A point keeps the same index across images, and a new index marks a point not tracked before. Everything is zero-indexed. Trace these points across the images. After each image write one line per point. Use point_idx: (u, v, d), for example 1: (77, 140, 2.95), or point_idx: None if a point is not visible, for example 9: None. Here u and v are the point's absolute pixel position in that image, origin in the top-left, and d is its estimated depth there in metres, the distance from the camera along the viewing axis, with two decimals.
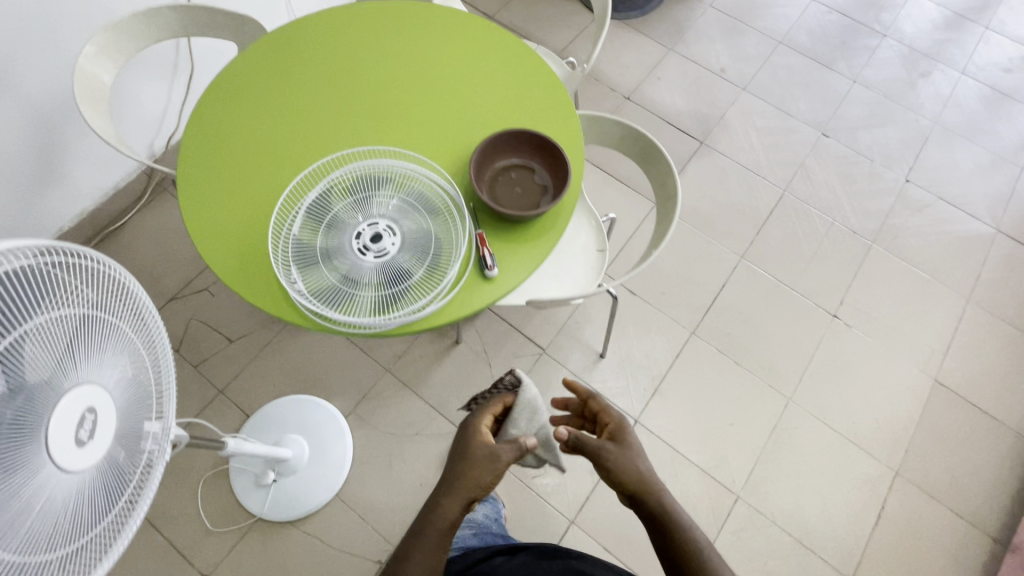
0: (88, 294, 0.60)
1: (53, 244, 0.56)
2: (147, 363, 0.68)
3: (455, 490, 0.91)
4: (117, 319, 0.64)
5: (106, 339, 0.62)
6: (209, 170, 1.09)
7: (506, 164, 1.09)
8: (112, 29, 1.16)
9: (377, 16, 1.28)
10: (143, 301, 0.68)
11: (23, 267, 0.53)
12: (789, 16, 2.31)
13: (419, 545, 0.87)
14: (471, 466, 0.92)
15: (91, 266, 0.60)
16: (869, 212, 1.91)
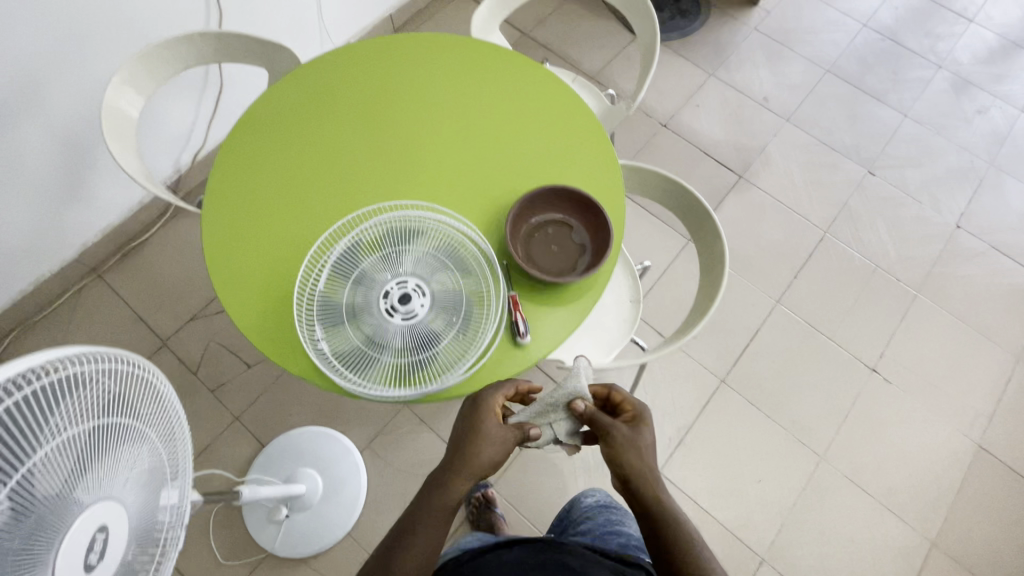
0: (97, 400, 0.55)
1: (50, 360, 0.51)
2: (162, 446, 0.65)
3: (465, 473, 0.84)
4: (130, 414, 0.60)
5: (121, 439, 0.58)
6: (235, 210, 1.05)
7: (542, 220, 1.03)
8: (143, 58, 1.13)
9: (417, 49, 1.21)
10: (156, 384, 0.64)
11: (20, 396, 0.48)
12: (838, 43, 2.20)
13: (426, 528, 0.82)
14: (485, 451, 0.84)
15: (95, 368, 0.56)
16: (916, 258, 1.81)
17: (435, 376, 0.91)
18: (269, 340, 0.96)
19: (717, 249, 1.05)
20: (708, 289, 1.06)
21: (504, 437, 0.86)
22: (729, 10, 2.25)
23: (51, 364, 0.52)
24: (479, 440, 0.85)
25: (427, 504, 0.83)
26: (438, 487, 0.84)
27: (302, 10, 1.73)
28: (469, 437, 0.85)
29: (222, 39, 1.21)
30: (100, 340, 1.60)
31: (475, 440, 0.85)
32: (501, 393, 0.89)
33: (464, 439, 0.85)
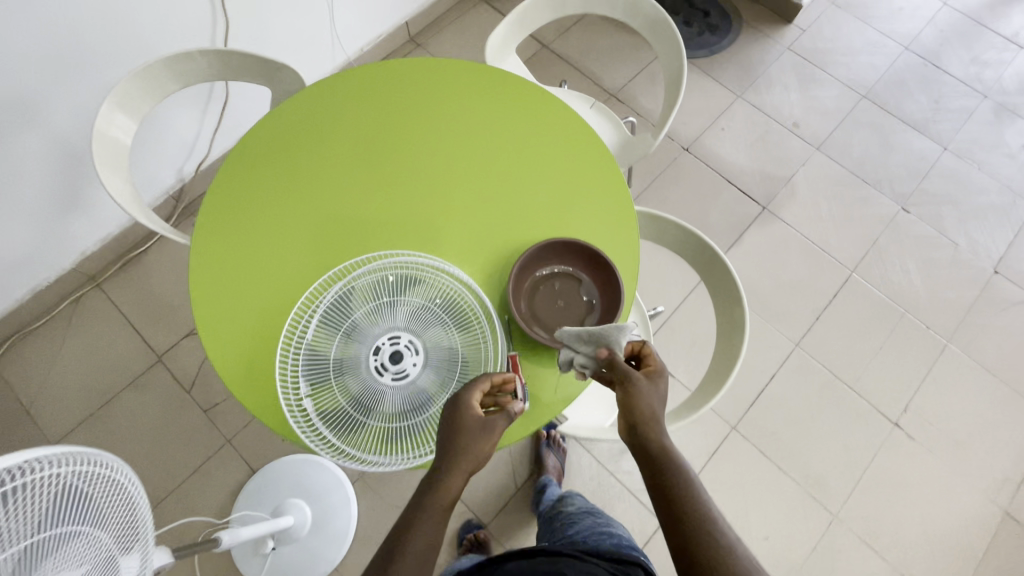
0: (40, 503, 0.51)
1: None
2: (116, 525, 0.62)
3: (454, 471, 0.73)
4: (77, 505, 0.55)
5: (70, 536, 0.54)
6: (224, 245, 0.99)
7: (548, 274, 0.96)
8: (139, 78, 1.07)
9: (427, 76, 1.14)
10: (107, 465, 0.60)
11: None
12: (876, 66, 2.07)
13: (418, 532, 0.70)
14: (476, 445, 0.74)
15: (39, 467, 0.51)
16: (949, 305, 1.71)
17: (425, 443, 0.86)
18: (253, 391, 0.91)
19: (735, 315, 0.99)
20: (725, 358, 0.99)
21: (492, 427, 0.75)
22: (761, 27, 2.13)
23: (12, 469, 0.49)
24: (464, 434, 0.74)
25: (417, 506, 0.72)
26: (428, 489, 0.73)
27: (313, 18, 1.66)
28: (453, 433, 0.75)
29: (222, 58, 1.15)
30: (95, 353, 1.57)
31: (460, 433, 0.74)
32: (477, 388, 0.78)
33: (449, 435, 0.75)
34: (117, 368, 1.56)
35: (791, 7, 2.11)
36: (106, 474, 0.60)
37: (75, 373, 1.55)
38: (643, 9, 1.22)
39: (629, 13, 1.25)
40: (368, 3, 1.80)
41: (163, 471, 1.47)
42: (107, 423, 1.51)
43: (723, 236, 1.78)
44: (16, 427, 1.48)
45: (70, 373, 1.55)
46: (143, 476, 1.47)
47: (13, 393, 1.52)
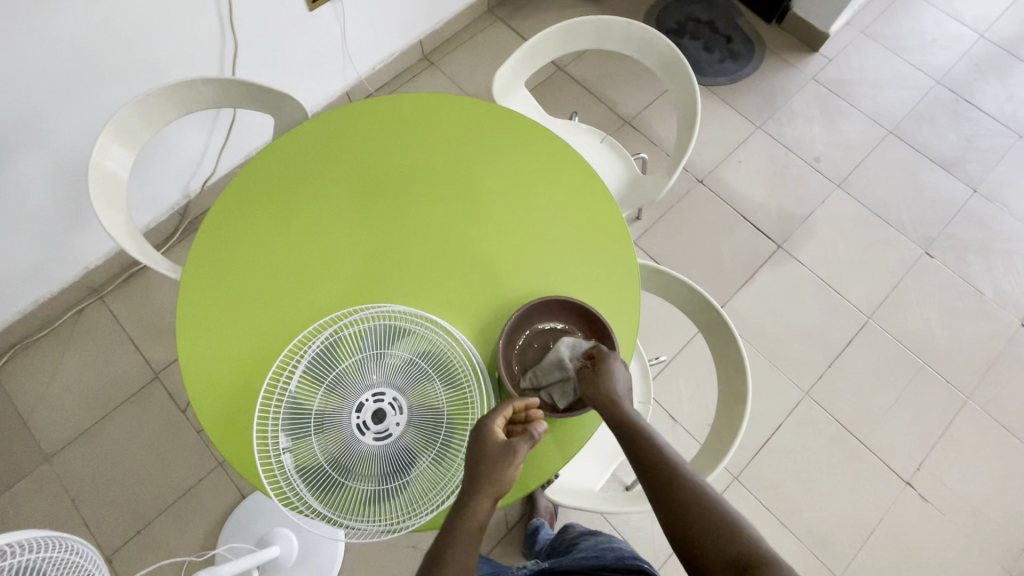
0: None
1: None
2: None
3: (481, 497, 0.74)
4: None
5: None
6: (215, 286, 0.97)
7: (542, 331, 0.93)
8: (139, 105, 1.05)
9: (433, 113, 1.12)
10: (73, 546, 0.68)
11: None
12: (905, 100, 1.99)
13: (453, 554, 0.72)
14: (501, 472, 0.75)
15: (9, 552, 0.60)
16: (968, 358, 1.64)
17: (406, 508, 0.82)
18: (236, 439, 0.90)
19: (737, 386, 0.95)
20: (724, 430, 0.95)
21: (513, 450, 0.75)
22: (785, 55, 2.07)
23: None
24: (484, 460, 0.75)
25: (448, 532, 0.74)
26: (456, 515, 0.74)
27: (325, 38, 1.65)
28: (475, 460, 0.76)
29: (224, 87, 1.14)
30: (94, 366, 1.57)
31: (482, 460, 0.75)
32: (495, 414, 0.78)
33: (472, 463, 0.76)
34: (114, 383, 1.56)
35: (818, 36, 2.04)
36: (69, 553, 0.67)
37: (73, 386, 1.55)
38: (657, 47, 1.19)
39: (642, 52, 1.22)
40: (382, 22, 1.78)
41: (154, 491, 1.47)
42: (102, 439, 1.50)
43: (736, 274, 1.72)
44: (12, 439, 1.49)
45: (68, 387, 1.55)
46: (133, 495, 1.46)
47: (11, 404, 1.52)
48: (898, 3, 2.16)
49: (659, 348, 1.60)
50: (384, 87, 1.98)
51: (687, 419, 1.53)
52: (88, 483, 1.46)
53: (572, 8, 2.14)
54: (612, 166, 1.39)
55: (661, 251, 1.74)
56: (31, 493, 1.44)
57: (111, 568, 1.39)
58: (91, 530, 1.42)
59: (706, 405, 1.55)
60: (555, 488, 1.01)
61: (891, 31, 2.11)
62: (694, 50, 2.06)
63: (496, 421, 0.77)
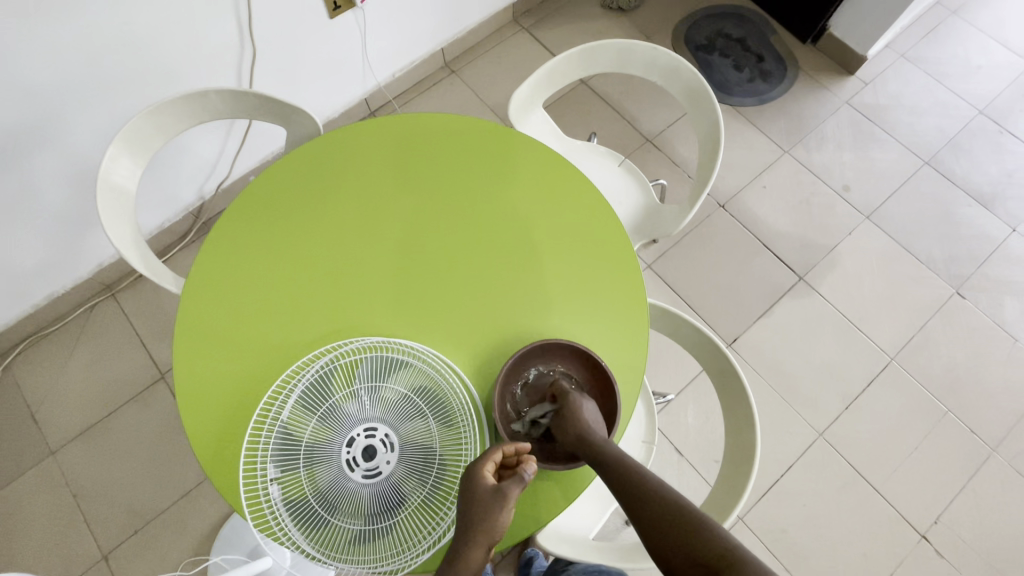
0: None
1: None
2: None
3: (474, 543, 0.72)
4: None
5: None
6: (215, 304, 0.96)
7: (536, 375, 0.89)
8: (152, 114, 1.05)
9: (448, 136, 1.10)
10: None
11: None
12: (944, 129, 1.90)
13: None
14: (492, 521, 0.72)
15: None
16: (997, 408, 1.56)
17: (391, 550, 0.79)
18: (226, 463, 0.88)
19: (747, 443, 0.92)
20: (729, 487, 0.92)
21: (504, 497, 0.72)
22: (819, 77, 1.99)
23: None
24: (478, 511, 0.72)
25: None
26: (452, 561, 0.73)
27: (345, 45, 1.63)
28: (471, 510, 0.72)
29: (238, 99, 1.13)
30: (102, 363, 1.59)
31: (470, 509, 0.72)
32: (481, 462, 0.73)
33: (463, 509, 0.73)
34: (121, 381, 1.57)
35: (855, 58, 1.95)
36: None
37: (81, 381, 1.57)
38: (682, 74, 1.16)
39: (667, 78, 1.18)
40: (403, 30, 1.76)
41: (152, 492, 1.47)
42: (105, 436, 1.52)
43: (753, 305, 1.66)
44: (19, 430, 1.51)
45: (76, 381, 1.57)
46: (132, 494, 1.47)
47: (21, 395, 1.55)
48: (943, 26, 2.06)
49: (668, 378, 1.56)
50: (403, 94, 1.96)
51: (693, 453, 1.49)
52: (89, 479, 1.47)
53: (599, 19, 2.09)
54: (629, 192, 1.35)
55: (676, 276, 1.69)
56: (34, 485, 1.46)
57: (107, 566, 1.40)
58: (89, 526, 1.43)
59: (713, 440, 1.50)
60: (547, 531, 1.00)
61: (933, 55, 2.01)
62: (723, 68, 2.00)
63: (483, 469, 0.73)
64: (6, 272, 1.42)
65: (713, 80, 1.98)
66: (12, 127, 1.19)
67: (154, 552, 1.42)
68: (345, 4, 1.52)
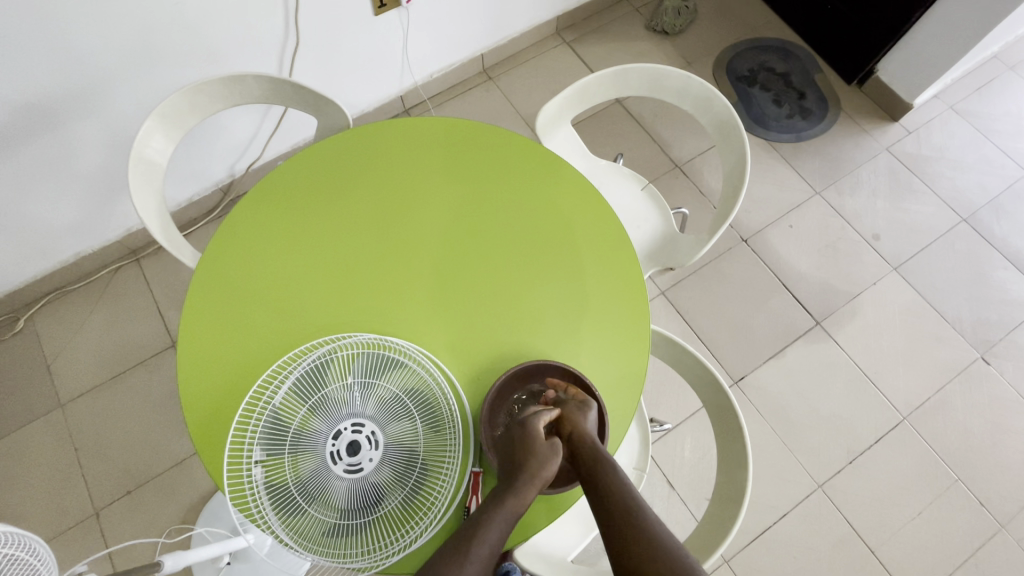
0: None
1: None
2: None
3: (505, 508, 0.72)
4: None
5: None
6: (225, 286, 0.97)
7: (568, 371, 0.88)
8: (191, 91, 1.09)
9: (474, 143, 1.11)
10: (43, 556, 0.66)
11: None
12: (986, 187, 1.83)
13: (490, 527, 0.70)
14: (534, 453, 0.76)
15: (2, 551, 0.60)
16: (1012, 486, 1.49)
17: (361, 549, 0.80)
18: (215, 442, 0.89)
19: (738, 485, 0.90)
20: (714, 527, 0.89)
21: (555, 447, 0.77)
22: (860, 120, 1.95)
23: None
24: (536, 455, 0.76)
25: (485, 516, 0.71)
26: (495, 503, 0.72)
27: (386, 44, 1.67)
28: (518, 475, 0.74)
29: (274, 85, 1.16)
30: (118, 325, 1.64)
31: (518, 446, 0.77)
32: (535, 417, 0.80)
33: (520, 451, 0.77)
34: (134, 345, 1.62)
35: (899, 105, 1.91)
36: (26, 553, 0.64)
37: (96, 341, 1.62)
38: (714, 106, 1.14)
39: (698, 108, 1.17)
40: (446, 33, 1.79)
41: (148, 456, 1.51)
42: (112, 395, 1.56)
43: (765, 345, 1.63)
44: (33, 380, 1.57)
45: (90, 340, 1.62)
46: (128, 455, 1.50)
47: (40, 346, 1.61)
48: (997, 81, 2.00)
49: (668, 408, 1.53)
50: (438, 95, 1.99)
51: (684, 487, 1.46)
52: (92, 435, 1.52)
53: (642, 41, 2.09)
54: (648, 218, 1.33)
55: (688, 305, 1.67)
56: (37, 435, 1.51)
57: (97, 523, 1.44)
58: (86, 481, 1.48)
59: (707, 477, 1.47)
60: (526, 547, 0.99)
61: (984, 109, 1.95)
62: (762, 101, 1.97)
63: (537, 422, 0.79)
64: (40, 226, 1.49)
65: (750, 112, 1.95)
66: (61, 89, 1.25)
67: (141, 515, 1.45)
68: (391, 3, 1.55)
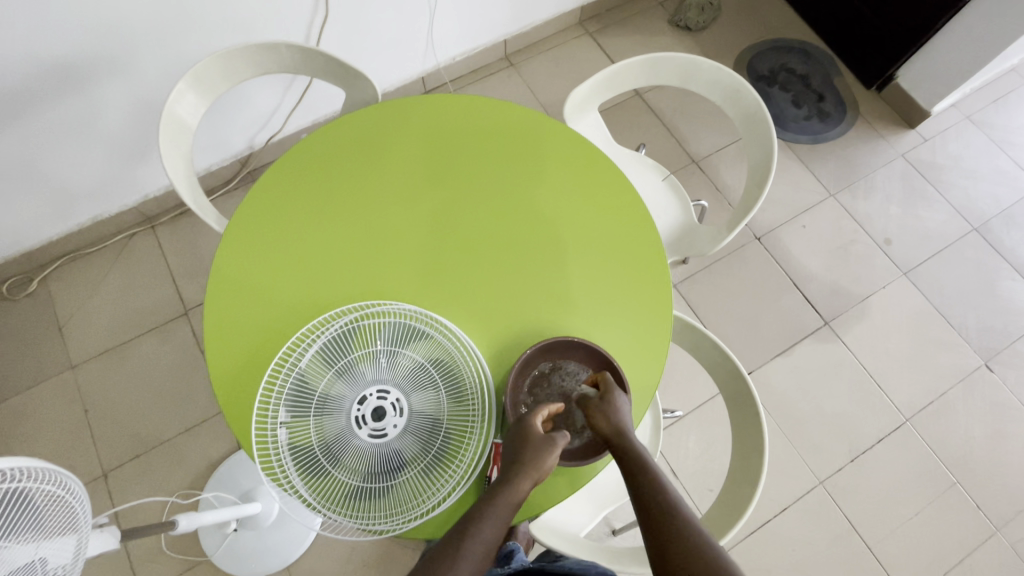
0: (31, 509, 0.59)
1: (43, 467, 0.59)
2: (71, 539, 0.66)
3: (501, 503, 0.74)
4: (43, 529, 0.61)
5: (34, 536, 0.60)
6: (252, 252, 0.98)
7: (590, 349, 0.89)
8: (224, 56, 1.09)
9: (501, 121, 1.11)
10: (79, 501, 0.66)
11: (10, 487, 0.56)
12: (998, 198, 1.85)
13: (485, 522, 0.72)
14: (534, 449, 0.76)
15: (40, 487, 0.60)
16: (1009, 490, 1.52)
17: (383, 512, 0.81)
18: (239, 403, 0.90)
19: (753, 468, 0.91)
20: (728, 508, 0.91)
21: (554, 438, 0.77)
22: (877, 126, 1.96)
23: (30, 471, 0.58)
24: (531, 447, 0.76)
25: (478, 510, 0.73)
26: (489, 496, 0.75)
27: (412, 23, 1.66)
28: (514, 465, 0.75)
29: (306, 56, 1.17)
30: (131, 291, 1.64)
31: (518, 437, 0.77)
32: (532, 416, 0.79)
33: (517, 444, 0.77)
34: (147, 311, 1.62)
35: (918, 112, 1.92)
36: (59, 488, 0.62)
37: (108, 305, 1.62)
38: (743, 98, 1.15)
39: (727, 100, 1.18)
40: (472, 16, 1.79)
41: (158, 421, 1.52)
42: (124, 359, 1.57)
43: (773, 342, 1.65)
44: (45, 342, 1.57)
45: (103, 305, 1.62)
46: (138, 420, 1.51)
47: (52, 308, 1.61)
48: (1015, 93, 2.01)
49: (676, 399, 1.55)
50: (459, 79, 1.99)
51: (688, 476, 1.48)
52: (102, 399, 1.52)
53: (664, 36, 2.09)
54: (668, 210, 1.34)
55: (699, 299, 1.68)
56: (47, 396, 1.52)
57: (105, 485, 1.45)
58: (95, 443, 1.48)
59: (711, 468, 1.49)
60: (540, 522, 1.01)
61: (1000, 121, 1.96)
62: (781, 102, 1.98)
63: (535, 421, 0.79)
64: (58, 188, 1.48)
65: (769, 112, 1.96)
66: (90, 49, 1.24)
67: (149, 480, 1.46)
68: None
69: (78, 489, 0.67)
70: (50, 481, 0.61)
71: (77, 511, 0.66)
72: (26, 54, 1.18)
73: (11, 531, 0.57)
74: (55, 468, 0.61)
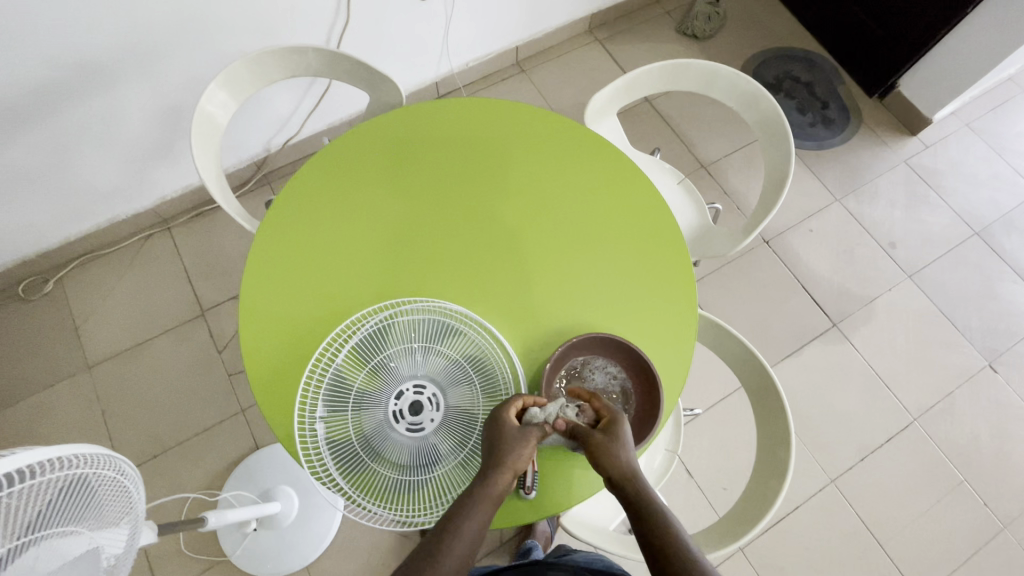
0: (92, 493, 0.60)
1: (106, 454, 0.60)
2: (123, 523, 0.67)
3: (480, 503, 0.74)
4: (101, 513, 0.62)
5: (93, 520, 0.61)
6: (284, 251, 1.00)
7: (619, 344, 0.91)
8: (254, 60, 1.11)
9: (524, 125, 1.14)
10: (132, 486, 0.67)
11: (77, 474, 0.57)
12: (998, 203, 1.90)
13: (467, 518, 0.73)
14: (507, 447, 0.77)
15: (102, 472, 0.61)
16: (1014, 487, 1.55)
17: (420, 504, 0.82)
18: (275, 399, 0.92)
19: (778, 461, 0.94)
20: (756, 501, 0.93)
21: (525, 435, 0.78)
22: (880, 132, 2.01)
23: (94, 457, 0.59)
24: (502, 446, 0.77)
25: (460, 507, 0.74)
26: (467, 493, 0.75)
27: (428, 28, 1.69)
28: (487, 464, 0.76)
29: (333, 60, 1.19)
30: (148, 292, 1.65)
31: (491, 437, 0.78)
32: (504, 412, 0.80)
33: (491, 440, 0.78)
34: (164, 311, 1.63)
35: (919, 119, 1.97)
36: (117, 473, 0.63)
37: (124, 306, 1.62)
38: (761, 104, 1.19)
39: (744, 105, 1.22)
40: (486, 23, 1.82)
41: (174, 421, 1.52)
42: (140, 359, 1.57)
43: (783, 342, 1.68)
44: (61, 341, 1.57)
45: (119, 305, 1.62)
46: (154, 419, 1.52)
47: (68, 309, 1.61)
48: (1012, 102, 2.07)
49: (689, 399, 1.57)
50: (472, 84, 2.02)
51: (703, 474, 1.50)
52: (119, 399, 1.53)
53: (672, 44, 2.13)
54: (684, 212, 1.37)
55: (710, 301, 1.71)
56: (63, 395, 1.52)
57: None
58: (112, 443, 1.48)
59: (724, 467, 1.51)
60: (570, 516, 1.02)
61: (998, 128, 2.02)
62: (786, 108, 2.03)
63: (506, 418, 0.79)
64: (77, 188, 1.49)
65: None
66: (117, 50, 1.26)
67: (167, 479, 1.46)
68: None
69: (130, 475, 0.68)
70: (110, 467, 0.62)
71: (131, 495, 0.67)
72: (56, 55, 1.20)
73: (76, 515, 0.58)
74: (115, 454, 0.62)
